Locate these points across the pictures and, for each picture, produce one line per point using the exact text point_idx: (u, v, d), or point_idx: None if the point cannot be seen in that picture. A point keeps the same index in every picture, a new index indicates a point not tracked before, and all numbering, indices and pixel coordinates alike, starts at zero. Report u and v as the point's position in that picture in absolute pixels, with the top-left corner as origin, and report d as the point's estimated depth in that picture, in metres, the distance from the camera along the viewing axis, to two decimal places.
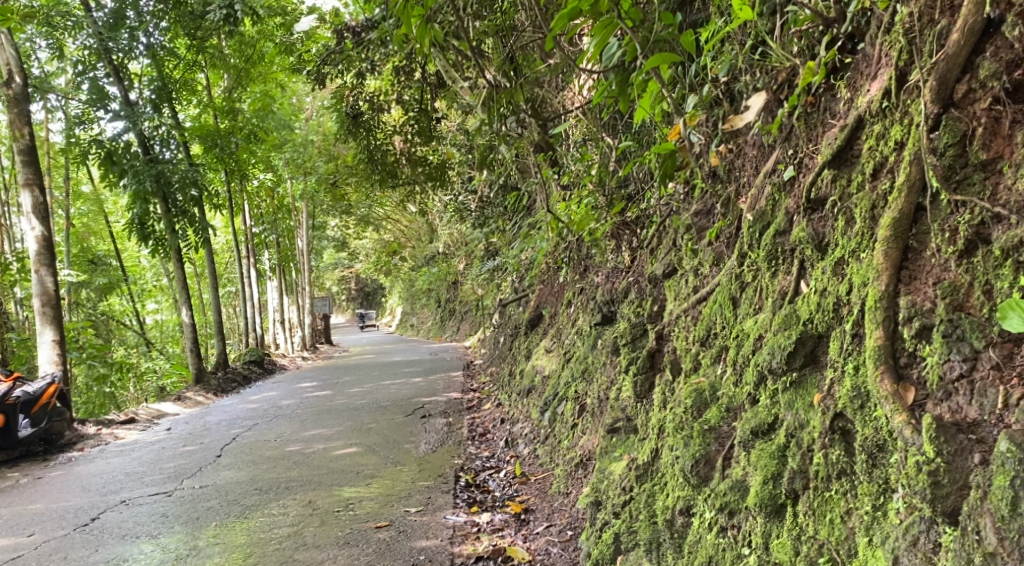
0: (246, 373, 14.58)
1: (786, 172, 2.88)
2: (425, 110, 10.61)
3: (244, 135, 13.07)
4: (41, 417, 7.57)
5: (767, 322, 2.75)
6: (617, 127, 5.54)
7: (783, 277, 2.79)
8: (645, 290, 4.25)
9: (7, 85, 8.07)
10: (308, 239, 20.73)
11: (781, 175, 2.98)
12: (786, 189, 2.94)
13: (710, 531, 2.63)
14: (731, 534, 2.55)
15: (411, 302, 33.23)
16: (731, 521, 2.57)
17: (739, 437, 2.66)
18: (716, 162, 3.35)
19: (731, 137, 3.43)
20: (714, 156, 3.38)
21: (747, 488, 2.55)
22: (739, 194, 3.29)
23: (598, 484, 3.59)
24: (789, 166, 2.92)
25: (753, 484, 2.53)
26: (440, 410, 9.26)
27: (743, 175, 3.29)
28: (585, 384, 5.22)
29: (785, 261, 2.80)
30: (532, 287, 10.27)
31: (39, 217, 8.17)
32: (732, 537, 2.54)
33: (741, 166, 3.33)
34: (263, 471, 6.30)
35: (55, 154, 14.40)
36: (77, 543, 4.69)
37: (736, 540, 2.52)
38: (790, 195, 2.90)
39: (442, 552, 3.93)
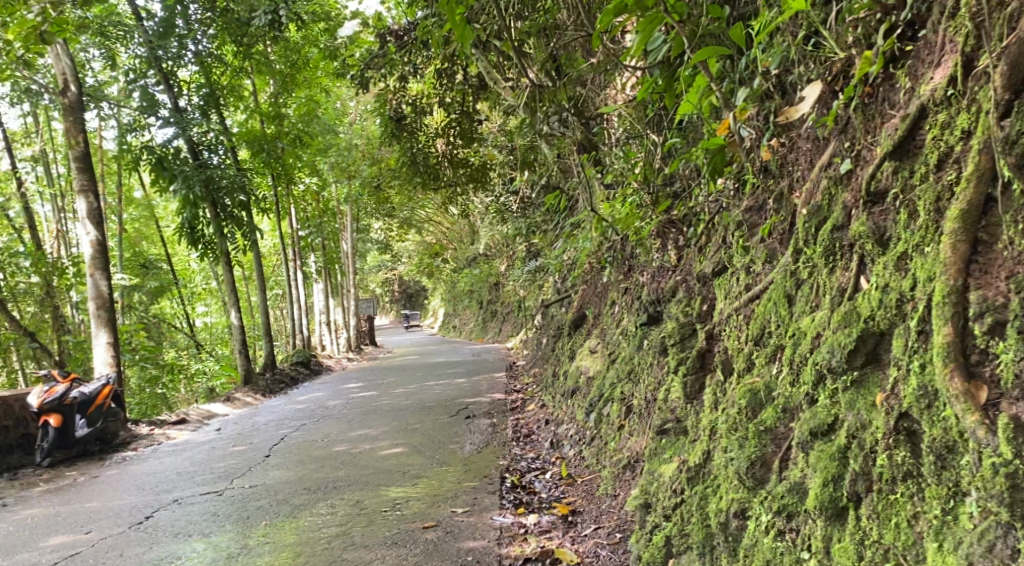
0: (293, 374, 14.79)
1: (843, 165, 2.80)
2: (467, 112, 10.64)
3: (289, 140, 13.28)
4: (97, 417, 7.77)
5: (825, 319, 2.67)
6: (663, 125, 5.48)
7: (841, 273, 2.70)
8: (694, 289, 4.18)
9: (63, 94, 8.32)
10: (352, 241, 20.97)
11: (838, 168, 2.90)
12: (843, 183, 2.86)
13: (766, 535, 2.56)
14: (790, 538, 2.47)
15: (453, 304, 33.40)
16: (789, 525, 2.49)
17: (796, 438, 2.58)
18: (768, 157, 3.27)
19: (783, 130, 3.33)
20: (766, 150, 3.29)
21: (806, 490, 2.48)
22: (793, 189, 3.21)
23: (648, 487, 3.54)
24: (845, 159, 2.85)
25: (813, 486, 2.45)
26: (484, 411, 9.27)
27: (797, 169, 3.20)
28: (631, 385, 5.16)
29: (843, 257, 2.71)
30: (575, 287, 10.22)
31: (94, 222, 8.38)
32: (790, 541, 2.46)
33: (793, 160, 3.24)
34: (311, 470, 6.37)
35: (109, 161, 14.81)
36: (132, 540, 4.79)
37: (795, 544, 2.44)
38: (847, 189, 2.82)
39: (490, 553, 3.91)
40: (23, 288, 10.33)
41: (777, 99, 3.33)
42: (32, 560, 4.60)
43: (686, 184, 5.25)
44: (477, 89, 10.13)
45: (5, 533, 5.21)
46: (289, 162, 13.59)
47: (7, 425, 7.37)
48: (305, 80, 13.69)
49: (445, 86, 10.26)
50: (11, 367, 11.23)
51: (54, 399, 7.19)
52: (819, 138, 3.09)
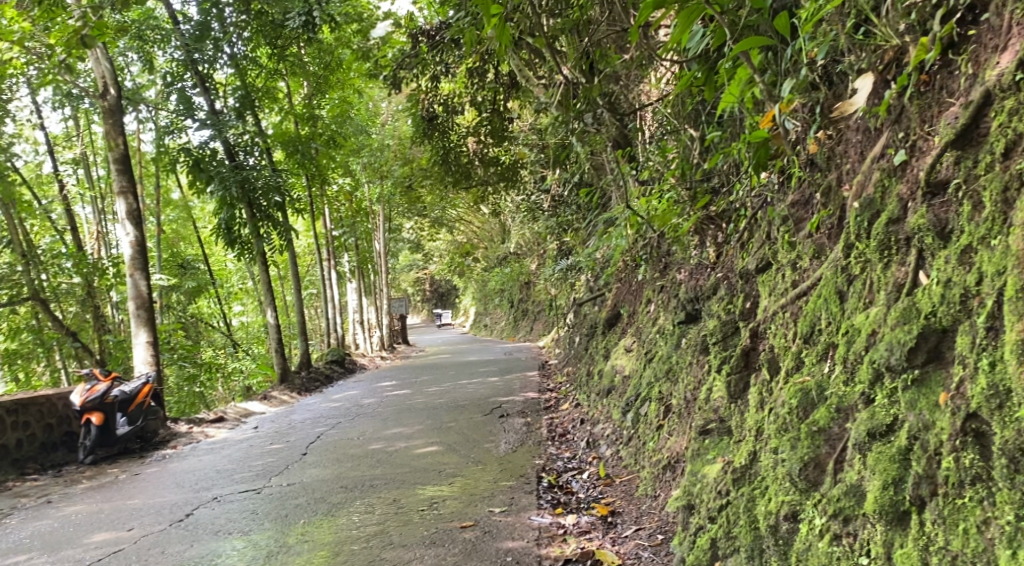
0: (328, 373, 14.92)
1: (897, 157, 2.72)
2: (499, 110, 10.61)
3: (323, 141, 13.40)
4: (137, 415, 7.89)
5: (881, 316, 2.58)
6: (700, 119, 5.40)
7: (897, 268, 2.61)
8: (736, 286, 4.10)
9: (103, 97, 8.47)
10: (384, 241, 21.09)
11: (891, 160, 2.82)
12: (898, 175, 2.77)
13: (821, 539, 2.48)
14: (847, 543, 2.39)
15: (484, 303, 33.41)
16: (846, 529, 2.41)
17: (853, 439, 2.50)
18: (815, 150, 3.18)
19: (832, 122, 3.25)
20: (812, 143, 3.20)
21: (864, 493, 2.39)
22: (843, 181, 3.12)
23: (691, 487, 3.47)
24: (899, 150, 2.76)
25: (871, 489, 2.37)
26: (518, 410, 9.25)
27: (846, 162, 3.12)
28: (670, 385, 5.08)
29: (900, 251, 2.62)
30: (609, 285, 10.13)
31: (133, 223, 8.52)
32: (848, 547, 2.38)
33: (842, 153, 3.16)
34: (347, 469, 6.39)
35: (147, 163, 15.05)
36: (174, 538, 4.83)
37: (853, 549, 2.37)
38: (903, 180, 2.73)
39: (529, 554, 3.87)
40: (66, 288, 10.53)
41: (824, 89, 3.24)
42: (76, 556, 4.67)
43: (725, 179, 5.15)
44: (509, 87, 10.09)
45: (50, 530, 5.30)
46: (322, 163, 13.68)
47: (52, 423, 7.53)
48: (338, 81, 13.76)
49: (477, 85, 10.25)
50: (54, 366, 11.47)
51: (95, 398, 7.32)
52: (871, 129, 3.00)
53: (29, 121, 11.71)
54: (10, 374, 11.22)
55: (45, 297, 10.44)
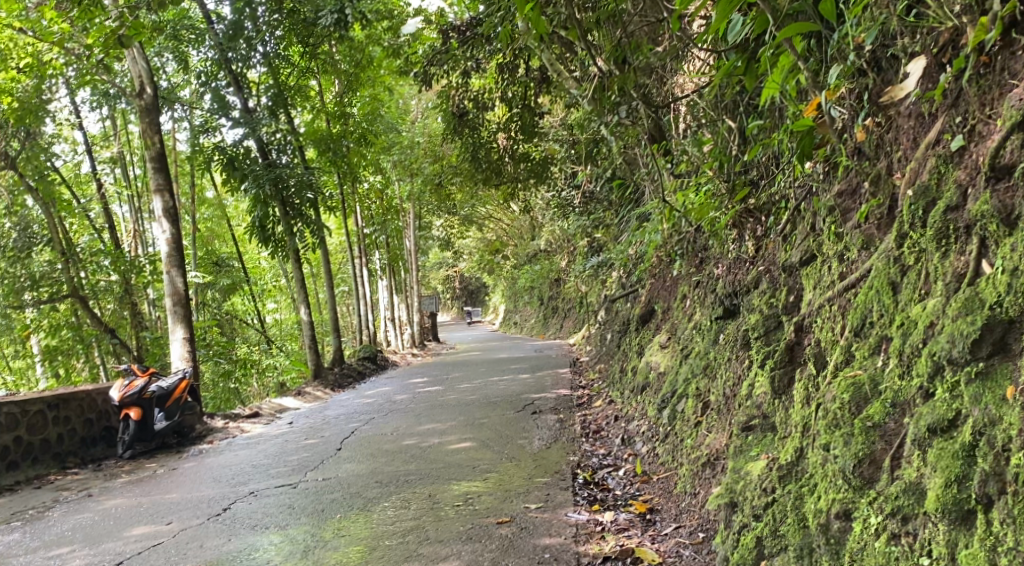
0: (360, 369, 15.01)
1: (954, 142, 2.62)
2: (531, 106, 10.53)
3: (355, 139, 13.48)
4: (174, 411, 8.00)
5: (940, 307, 2.49)
6: (739, 111, 5.31)
7: (956, 258, 2.52)
8: (779, 280, 4.01)
9: (140, 96, 8.58)
10: (414, 239, 21.15)
11: (948, 145, 2.72)
12: (955, 161, 2.68)
13: (877, 538, 2.40)
14: (906, 542, 2.31)
15: (514, 300, 33.38)
16: (904, 528, 2.33)
17: (912, 435, 2.42)
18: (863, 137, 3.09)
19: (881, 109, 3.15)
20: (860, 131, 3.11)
21: (924, 491, 2.31)
22: (894, 170, 3.03)
23: (733, 485, 3.40)
24: (957, 135, 2.66)
25: (932, 487, 2.29)
26: (551, 407, 9.20)
27: (898, 150, 3.03)
28: (708, 381, 5.00)
29: (959, 240, 2.53)
30: (642, 282, 10.03)
31: (170, 221, 8.63)
32: (908, 546, 2.30)
33: (894, 140, 3.07)
34: (382, 464, 6.40)
35: (183, 162, 15.25)
36: (211, 532, 4.86)
37: (912, 549, 2.28)
38: (960, 167, 2.64)
39: (567, 551, 3.83)
40: (104, 286, 10.70)
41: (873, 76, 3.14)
42: (117, 549, 4.72)
43: (766, 172, 5.04)
44: (540, 83, 10.03)
45: (91, 523, 5.37)
46: (354, 161, 13.73)
47: (92, 418, 7.66)
48: (369, 79, 13.78)
49: (508, 81, 10.20)
50: (94, 362, 11.67)
51: (133, 393, 7.42)
52: (925, 115, 2.90)
53: (68, 121, 11.92)
54: (51, 370, 11.43)
55: (84, 294, 10.62)
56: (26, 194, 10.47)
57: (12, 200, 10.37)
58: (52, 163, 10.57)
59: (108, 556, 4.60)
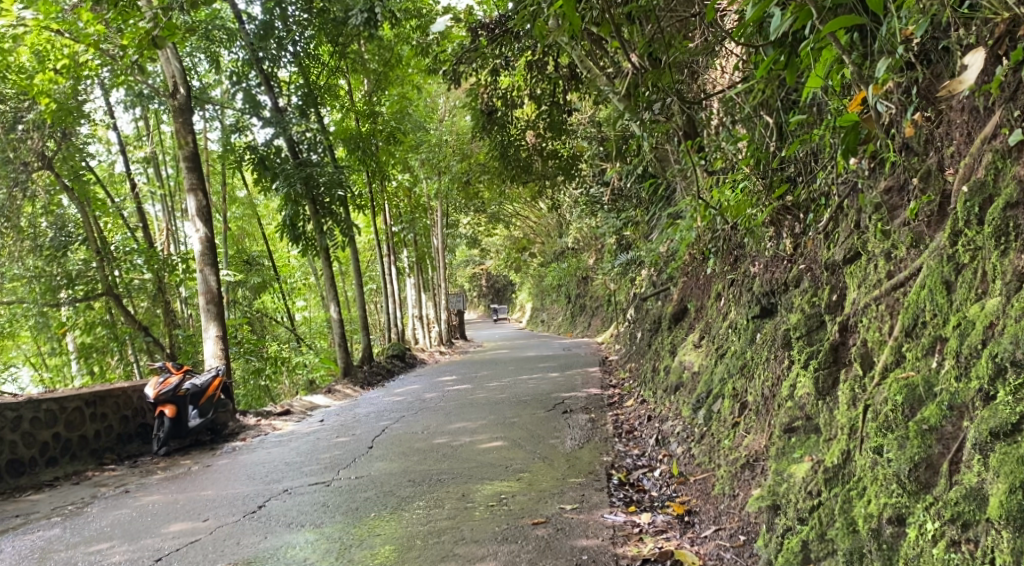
0: (390, 367, 15.08)
1: (1012, 138, 2.54)
2: (559, 102, 10.45)
3: (384, 137, 13.54)
4: (209, 408, 7.99)
5: (1001, 308, 2.42)
6: (777, 107, 5.24)
7: (1016, 256, 2.44)
8: (821, 278, 3.94)
9: (173, 97, 8.66)
10: (442, 237, 21.19)
11: (1005, 140, 2.64)
12: (1014, 157, 2.59)
13: (935, 545, 2.33)
14: (967, 550, 2.24)
15: (541, 298, 33.31)
16: (965, 535, 2.26)
17: (972, 438, 2.35)
18: (912, 132, 3.02)
19: (932, 103, 3.08)
20: (910, 125, 3.03)
21: (986, 497, 2.24)
22: (946, 165, 2.96)
23: (776, 488, 3.35)
24: (1016, 129, 2.57)
25: (994, 493, 2.22)
26: (582, 406, 9.17)
27: (951, 146, 2.96)
28: (745, 382, 4.94)
29: (1019, 238, 2.45)
30: (674, 280, 9.94)
31: (203, 220, 8.70)
32: (968, 553, 2.23)
33: (946, 135, 2.99)
34: (414, 462, 6.41)
35: (214, 161, 15.42)
36: (247, 529, 4.89)
37: (973, 557, 2.21)
38: (1019, 162, 2.55)
39: (606, 553, 3.80)
40: (137, 284, 10.83)
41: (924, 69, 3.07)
42: (156, 545, 4.77)
43: (805, 168, 4.94)
44: (570, 80, 9.96)
45: (129, 519, 5.44)
46: (382, 160, 13.78)
47: (128, 414, 7.79)
48: (397, 79, 13.79)
49: (536, 78, 10.15)
50: (128, 360, 11.83)
51: (168, 390, 7.52)
52: (981, 109, 2.82)
53: (102, 122, 12.09)
54: (87, 367, 11.62)
55: (119, 292, 10.79)
56: (62, 194, 10.58)
57: (49, 200, 10.42)
58: (87, 162, 10.73)
59: (147, 552, 4.64)
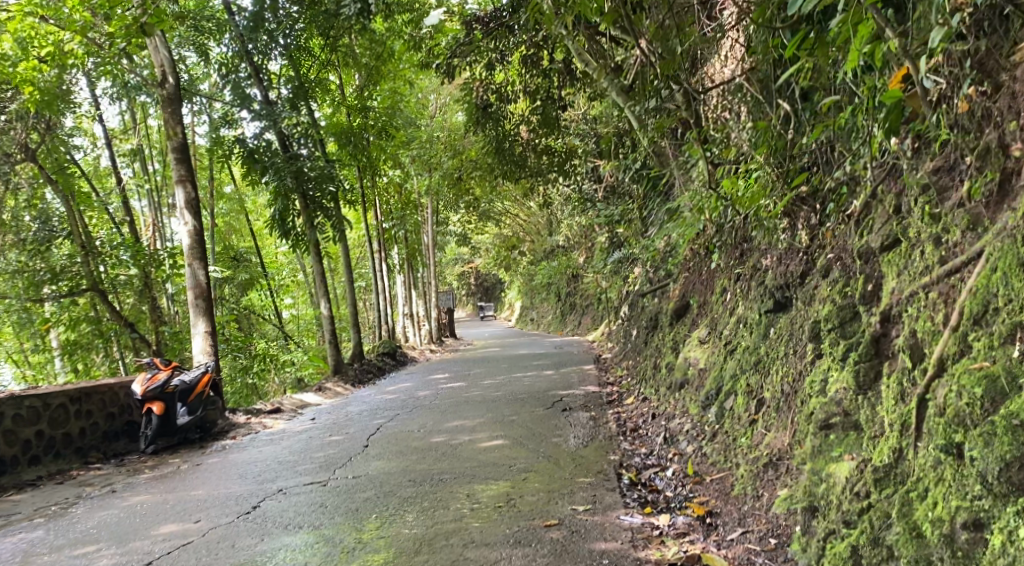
0: (381, 365, 14.83)
1: None
2: (553, 97, 10.17)
3: (376, 132, 13.27)
4: (198, 405, 7.75)
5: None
6: (796, 95, 5.07)
7: None
8: (854, 267, 3.79)
9: (162, 86, 8.35)
10: (432, 235, 20.94)
11: None
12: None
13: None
14: None
15: (529, 297, 33.05)
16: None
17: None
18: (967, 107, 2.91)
19: (989, 76, 2.95)
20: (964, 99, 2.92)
21: None
22: (1010, 141, 2.82)
23: (813, 488, 3.19)
24: None
25: None
26: (581, 403, 8.97)
27: (1016, 120, 2.80)
28: (760, 377, 4.74)
29: None
30: (672, 276, 9.75)
31: (192, 212, 8.42)
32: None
33: (1008, 109, 2.84)
34: (413, 461, 6.17)
35: (201, 155, 15.13)
36: (243, 531, 4.65)
37: None
38: None
39: (627, 557, 3.60)
40: (123, 280, 10.50)
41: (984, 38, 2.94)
42: (146, 548, 4.51)
43: (823, 156, 4.82)
44: (566, 74, 9.63)
45: (117, 520, 5.18)
46: (372, 155, 13.49)
47: (114, 412, 7.49)
48: (389, 73, 13.50)
49: (531, 72, 9.74)
50: (114, 357, 11.55)
51: (156, 387, 7.25)
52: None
53: (86, 114, 11.76)
54: (71, 365, 11.31)
55: (104, 288, 10.48)
56: (45, 187, 10.28)
57: (32, 194, 10.19)
58: (71, 154, 10.39)
59: (137, 555, 4.39)
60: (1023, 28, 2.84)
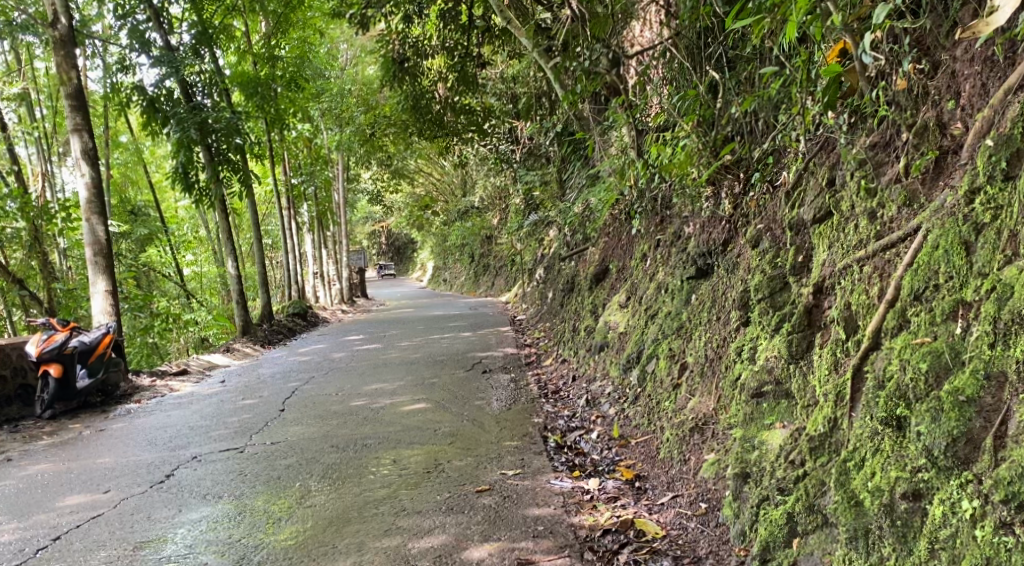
0: (291, 325, 14.41)
1: None
2: (471, 54, 9.68)
3: (285, 83, 12.65)
4: (98, 367, 7.33)
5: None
6: (725, 63, 5.09)
7: None
8: (784, 238, 3.92)
9: (53, 26, 7.60)
10: (343, 192, 20.37)
11: None
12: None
13: (978, 527, 2.29)
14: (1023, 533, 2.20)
15: (441, 256, 32.73)
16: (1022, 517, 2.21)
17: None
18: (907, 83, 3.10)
19: (927, 54, 3.15)
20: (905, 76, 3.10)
21: None
22: (948, 121, 3.01)
23: (745, 455, 3.36)
24: None
25: None
26: (501, 365, 8.98)
27: (955, 100, 3.00)
28: (683, 342, 4.82)
29: None
30: (591, 240, 9.78)
31: (90, 164, 7.82)
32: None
33: (945, 88, 3.05)
34: (334, 426, 6.04)
35: (94, 102, 14.08)
36: (158, 502, 4.44)
37: None
38: None
39: (561, 523, 3.63)
40: (10, 233, 9.74)
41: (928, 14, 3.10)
42: (52, 522, 4.24)
43: (746, 125, 4.87)
44: (488, 32, 9.31)
45: (15, 492, 4.85)
46: (281, 107, 12.84)
47: (5, 375, 6.96)
48: (297, 21, 12.83)
49: (448, 28, 9.33)
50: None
51: (53, 348, 6.80)
52: (998, 58, 2.86)
53: None
54: None
55: None
56: None
57: None
58: None
59: (42, 530, 4.12)
60: (962, 9, 3.01)
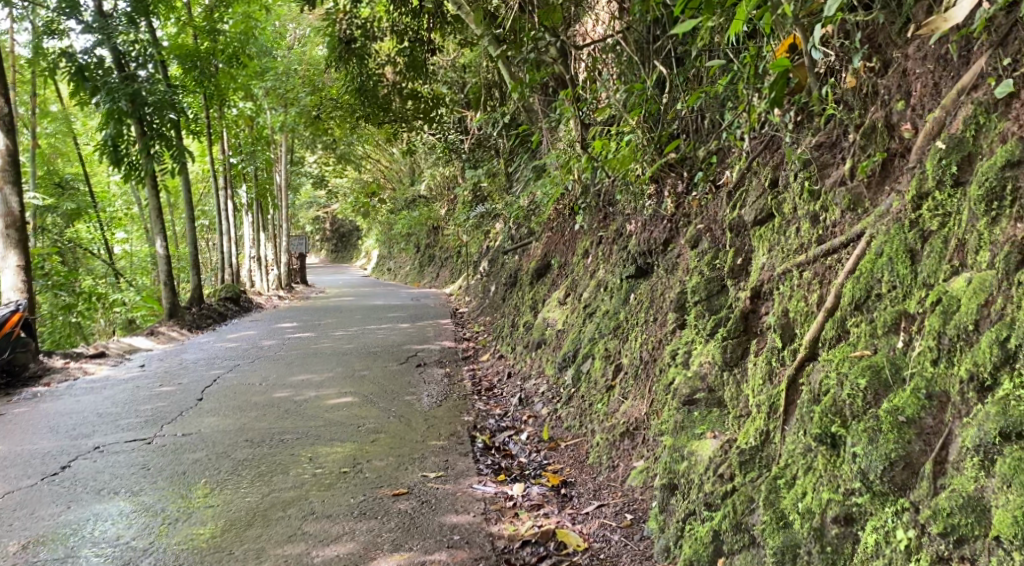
0: (222, 310, 13.84)
1: (1001, 89, 2.43)
2: (421, 39, 9.23)
3: (225, 59, 11.93)
4: (4, 347, 6.85)
5: (996, 283, 2.26)
6: (675, 57, 4.91)
7: (1011, 225, 2.29)
8: (723, 239, 3.79)
9: None
10: (285, 175, 19.70)
11: (990, 92, 2.52)
12: (999, 111, 2.48)
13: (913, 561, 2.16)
14: None
15: (387, 246, 32.10)
16: (960, 553, 2.07)
17: (968, 437, 2.16)
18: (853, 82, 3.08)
19: (879, 52, 3.07)
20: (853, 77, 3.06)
21: (988, 510, 2.05)
22: (895, 121, 2.91)
23: (674, 465, 3.23)
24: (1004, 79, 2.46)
25: (998, 505, 2.03)
26: (436, 359, 8.71)
27: (904, 100, 2.90)
28: (619, 342, 4.66)
29: (1013, 204, 2.30)
30: (535, 235, 9.53)
31: (5, 130, 7.25)
32: None
33: (895, 87, 2.95)
34: (252, 418, 5.72)
35: (21, 67, 13.22)
36: (46, 497, 4.07)
37: None
38: (1008, 118, 2.44)
39: (479, 533, 3.43)
40: None
41: (881, 10, 3.01)
42: None
43: (693, 123, 4.75)
44: (440, 16, 8.88)
45: None
46: (223, 84, 12.26)
47: None
48: None
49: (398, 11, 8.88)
50: None
51: None
52: (953, 57, 2.74)
53: None
54: None
55: None
56: None
57: None
58: None
59: None
60: (915, 6, 2.92)
